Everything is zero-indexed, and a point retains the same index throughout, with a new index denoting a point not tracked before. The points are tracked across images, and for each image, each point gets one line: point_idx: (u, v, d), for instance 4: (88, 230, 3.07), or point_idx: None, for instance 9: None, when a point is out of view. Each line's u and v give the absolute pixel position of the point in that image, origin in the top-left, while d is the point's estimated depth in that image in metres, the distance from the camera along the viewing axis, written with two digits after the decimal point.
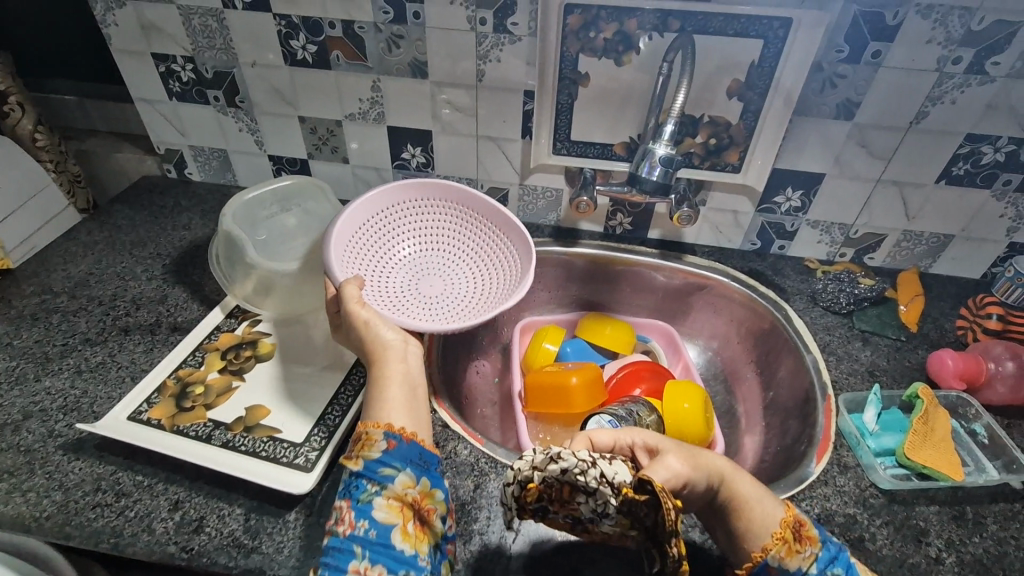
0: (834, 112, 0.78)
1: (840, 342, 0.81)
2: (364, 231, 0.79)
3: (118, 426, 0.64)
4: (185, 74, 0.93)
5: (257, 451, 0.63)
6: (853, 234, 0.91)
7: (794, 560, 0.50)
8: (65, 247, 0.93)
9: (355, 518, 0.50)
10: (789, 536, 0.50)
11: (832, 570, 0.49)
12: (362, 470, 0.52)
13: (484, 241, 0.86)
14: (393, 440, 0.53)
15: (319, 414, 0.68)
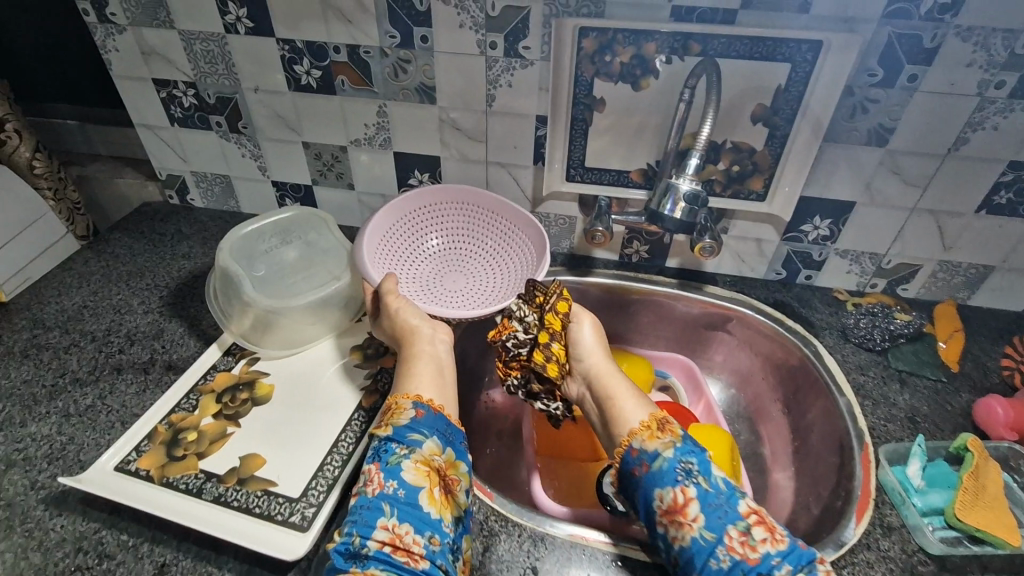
0: (866, 138, 0.73)
1: (876, 383, 0.75)
2: (390, 236, 0.84)
3: (104, 479, 0.61)
4: (186, 99, 0.90)
5: (249, 508, 0.59)
6: (885, 264, 0.85)
7: (653, 443, 0.59)
8: (61, 278, 0.90)
9: (385, 478, 0.54)
10: (655, 426, 0.60)
11: (686, 458, 0.57)
12: (393, 433, 0.57)
13: (502, 239, 0.87)
14: (421, 409, 0.60)
15: (317, 465, 0.63)
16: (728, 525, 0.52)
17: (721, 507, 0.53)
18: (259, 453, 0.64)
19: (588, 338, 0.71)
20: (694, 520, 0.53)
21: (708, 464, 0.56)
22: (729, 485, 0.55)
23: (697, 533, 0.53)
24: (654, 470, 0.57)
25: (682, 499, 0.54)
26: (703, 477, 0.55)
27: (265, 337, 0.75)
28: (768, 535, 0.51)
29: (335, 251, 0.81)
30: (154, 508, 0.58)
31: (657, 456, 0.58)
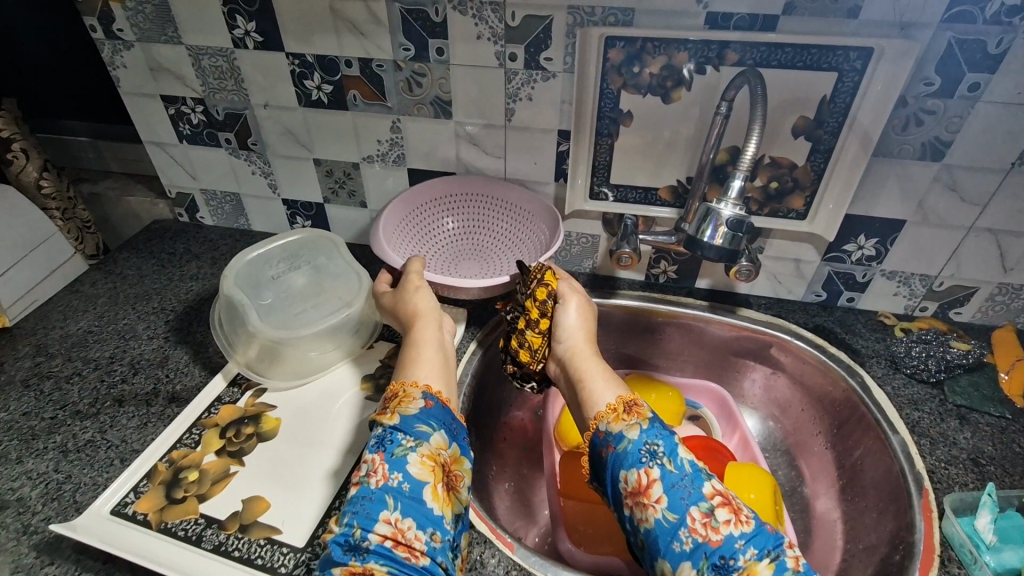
0: (920, 152, 0.67)
1: (933, 420, 0.69)
2: (403, 225, 0.85)
3: (99, 525, 0.57)
4: (195, 116, 0.87)
5: (252, 559, 0.55)
6: (936, 286, 0.79)
7: (618, 426, 0.55)
8: (67, 301, 0.87)
9: (390, 470, 0.51)
10: (622, 408, 0.57)
11: (652, 440, 0.53)
12: (401, 423, 0.54)
13: (513, 224, 0.85)
14: (429, 400, 0.57)
15: (324, 510, 0.59)
16: (690, 506, 0.49)
17: (684, 487, 0.50)
18: (263, 496, 0.60)
19: (568, 320, 0.68)
20: (657, 502, 0.50)
21: (675, 447, 0.53)
22: (695, 466, 0.52)
23: (659, 514, 0.49)
24: (619, 452, 0.53)
25: (645, 480, 0.51)
26: (669, 459, 0.51)
27: (274, 367, 0.72)
28: (733, 516, 0.48)
29: (345, 276, 0.77)
30: (150, 560, 0.54)
31: (622, 438, 0.54)
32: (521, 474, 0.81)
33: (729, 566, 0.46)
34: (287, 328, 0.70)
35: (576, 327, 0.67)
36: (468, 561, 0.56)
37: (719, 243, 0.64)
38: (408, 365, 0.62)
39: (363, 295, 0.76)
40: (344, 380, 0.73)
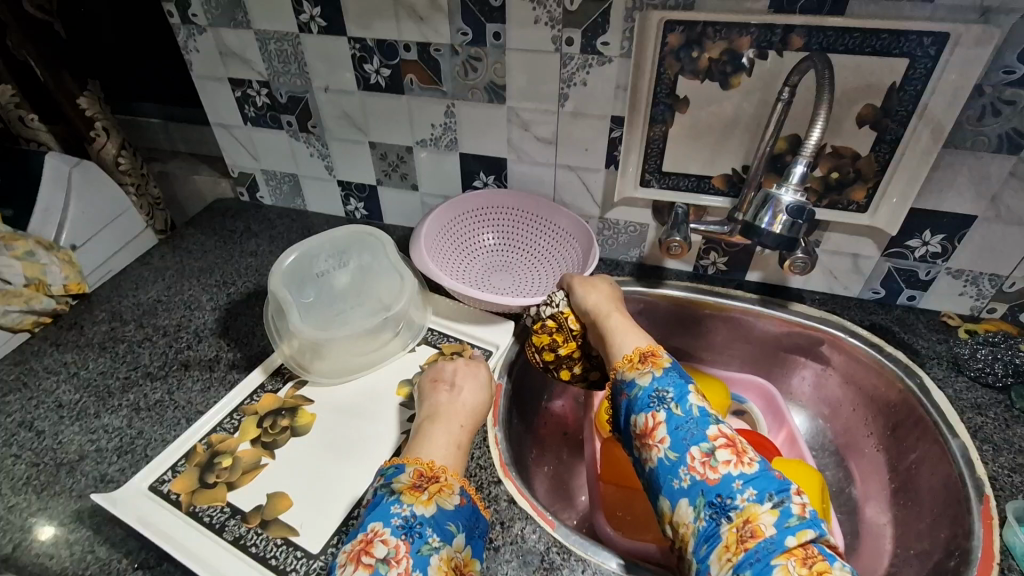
0: (996, 144, 0.63)
1: (997, 426, 0.65)
2: (447, 230, 0.89)
3: (137, 498, 0.60)
4: (259, 99, 0.91)
5: (266, 557, 0.56)
6: (1007, 287, 0.75)
7: (631, 373, 0.58)
8: (138, 271, 0.93)
9: (412, 566, 0.46)
10: (637, 358, 0.59)
11: (663, 386, 0.55)
12: (434, 514, 0.50)
13: (552, 242, 0.88)
14: (464, 497, 0.53)
15: (343, 517, 0.59)
16: (691, 447, 0.50)
17: (688, 430, 0.51)
18: (287, 493, 0.61)
19: (579, 294, 0.70)
20: (661, 442, 0.52)
21: (686, 393, 0.54)
22: (703, 411, 0.53)
23: (663, 455, 0.51)
24: (631, 397, 0.56)
25: (652, 423, 0.53)
26: (677, 404, 0.53)
27: (316, 363, 0.72)
28: (734, 458, 0.49)
29: (387, 277, 0.75)
30: (174, 545, 0.56)
31: (635, 385, 0.57)
32: (560, 459, 0.82)
33: (725, 504, 0.47)
34: (326, 329, 0.70)
35: (583, 304, 0.69)
36: (510, 534, 0.57)
37: (777, 231, 0.62)
38: (422, 443, 0.57)
39: (403, 299, 0.74)
40: (379, 380, 0.73)
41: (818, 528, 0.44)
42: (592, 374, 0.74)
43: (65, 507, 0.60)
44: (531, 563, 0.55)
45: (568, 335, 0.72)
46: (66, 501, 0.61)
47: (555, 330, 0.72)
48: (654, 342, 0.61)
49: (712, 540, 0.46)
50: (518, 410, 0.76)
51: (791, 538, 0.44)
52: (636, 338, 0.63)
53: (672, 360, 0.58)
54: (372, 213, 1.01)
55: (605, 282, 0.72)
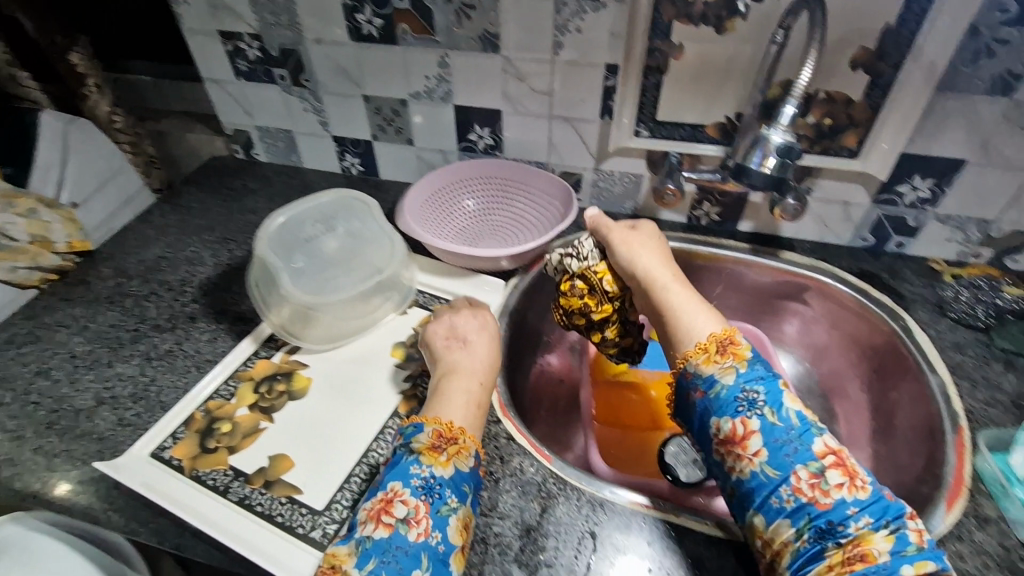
0: (988, 86, 0.64)
1: (976, 363, 0.68)
2: (438, 192, 0.89)
3: (139, 465, 0.61)
4: (251, 52, 0.90)
5: (273, 515, 0.56)
6: (993, 232, 0.76)
7: (709, 368, 0.58)
8: (139, 229, 0.94)
9: (433, 526, 0.50)
10: (714, 348, 0.59)
11: (751, 387, 0.55)
12: (451, 476, 0.53)
13: (539, 212, 0.88)
14: (478, 461, 0.56)
15: (344, 475, 0.59)
16: (796, 464, 0.50)
17: (790, 444, 0.51)
18: (288, 455, 0.61)
19: (636, 256, 0.68)
20: (756, 454, 0.52)
21: (781, 398, 0.54)
22: (805, 421, 0.53)
23: (758, 469, 0.52)
24: (711, 398, 0.56)
25: (742, 431, 0.53)
26: (771, 410, 0.53)
27: (308, 329, 0.71)
28: (847, 479, 0.49)
29: (378, 241, 0.73)
30: (180, 507, 0.57)
31: (714, 383, 0.57)
32: (557, 404, 0.85)
33: (835, 530, 0.47)
34: (317, 295, 0.68)
35: (632, 268, 0.68)
36: (508, 468, 0.61)
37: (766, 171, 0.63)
38: (442, 400, 0.60)
39: (394, 264, 0.73)
40: (374, 344, 0.73)
41: (939, 561, 0.46)
42: (625, 340, 0.76)
43: (87, 449, 0.63)
44: (529, 492, 0.58)
45: (601, 300, 0.72)
46: (88, 443, 0.64)
47: (586, 292, 0.72)
48: (730, 327, 0.60)
49: (815, 562, 0.47)
50: (517, 356, 0.79)
51: (908, 567, 0.45)
52: (705, 312, 0.63)
53: (751, 348, 0.58)
54: (368, 169, 1.01)
55: (648, 237, 0.71)
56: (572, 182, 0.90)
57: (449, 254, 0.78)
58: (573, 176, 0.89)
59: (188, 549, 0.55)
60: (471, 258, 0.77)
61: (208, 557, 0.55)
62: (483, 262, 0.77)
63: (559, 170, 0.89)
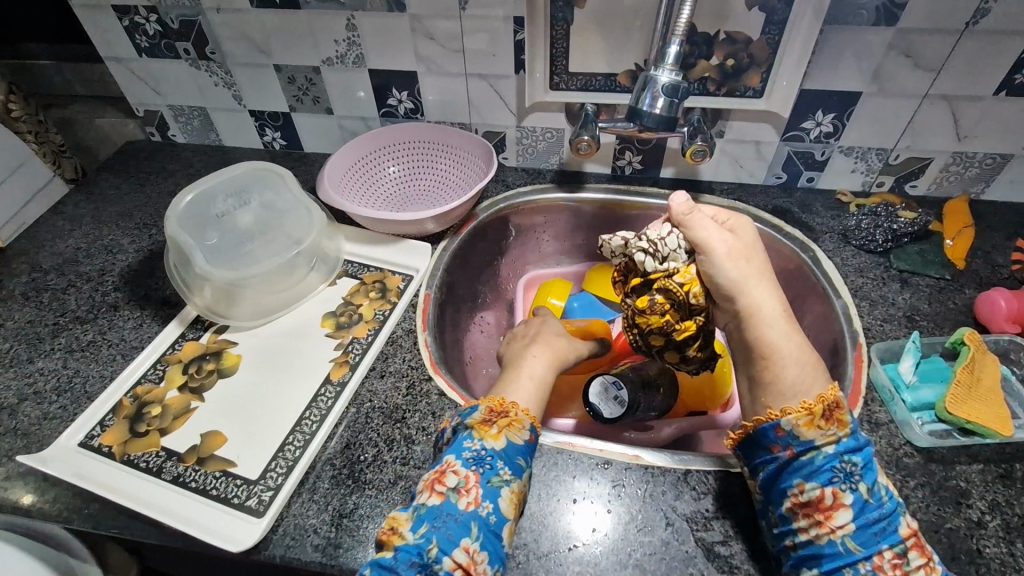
0: (874, 17, 0.66)
1: (876, 285, 0.73)
2: (363, 160, 0.88)
3: (68, 456, 0.60)
4: (150, 26, 0.86)
5: (208, 489, 0.57)
6: (892, 160, 0.80)
7: (810, 432, 0.49)
8: (52, 221, 0.90)
9: (482, 496, 0.49)
10: (820, 412, 0.49)
11: (850, 457, 0.48)
12: (504, 448, 0.52)
13: (466, 172, 0.88)
14: (533, 433, 0.55)
15: (279, 443, 0.60)
16: (882, 544, 0.46)
17: (879, 522, 0.46)
18: (221, 430, 0.61)
19: (724, 264, 0.55)
20: (841, 526, 0.46)
21: (874, 468, 0.48)
22: (893, 500, 0.48)
23: (837, 538, 0.46)
24: (805, 458, 0.49)
25: (831, 501, 0.47)
26: (867, 484, 0.47)
27: (233, 309, 0.71)
28: (924, 562, 0.46)
29: (295, 211, 0.74)
30: (112, 491, 0.57)
31: (810, 448, 0.49)
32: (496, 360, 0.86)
33: None
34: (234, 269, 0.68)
35: (721, 283, 0.55)
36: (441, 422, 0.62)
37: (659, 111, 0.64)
38: (504, 381, 0.60)
39: (312, 233, 0.74)
40: (304, 316, 0.73)
41: None
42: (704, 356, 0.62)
43: (12, 445, 0.62)
44: None
45: (685, 315, 0.58)
46: (12, 440, 0.62)
47: (669, 307, 0.58)
48: (835, 385, 0.51)
49: None
50: (451, 315, 0.80)
51: None
52: (813, 365, 0.53)
53: (854, 415, 0.50)
54: (291, 142, 0.99)
55: (750, 233, 0.58)
56: (496, 141, 0.90)
57: (372, 220, 0.78)
58: (496, 135, 0.89)
59: (124, 530, 0.55)
60: (395, 223, 0.77)
61: (145, 535, 0.55)
62: (407, 225, 0.78)
63: (482, 130, 0.88)
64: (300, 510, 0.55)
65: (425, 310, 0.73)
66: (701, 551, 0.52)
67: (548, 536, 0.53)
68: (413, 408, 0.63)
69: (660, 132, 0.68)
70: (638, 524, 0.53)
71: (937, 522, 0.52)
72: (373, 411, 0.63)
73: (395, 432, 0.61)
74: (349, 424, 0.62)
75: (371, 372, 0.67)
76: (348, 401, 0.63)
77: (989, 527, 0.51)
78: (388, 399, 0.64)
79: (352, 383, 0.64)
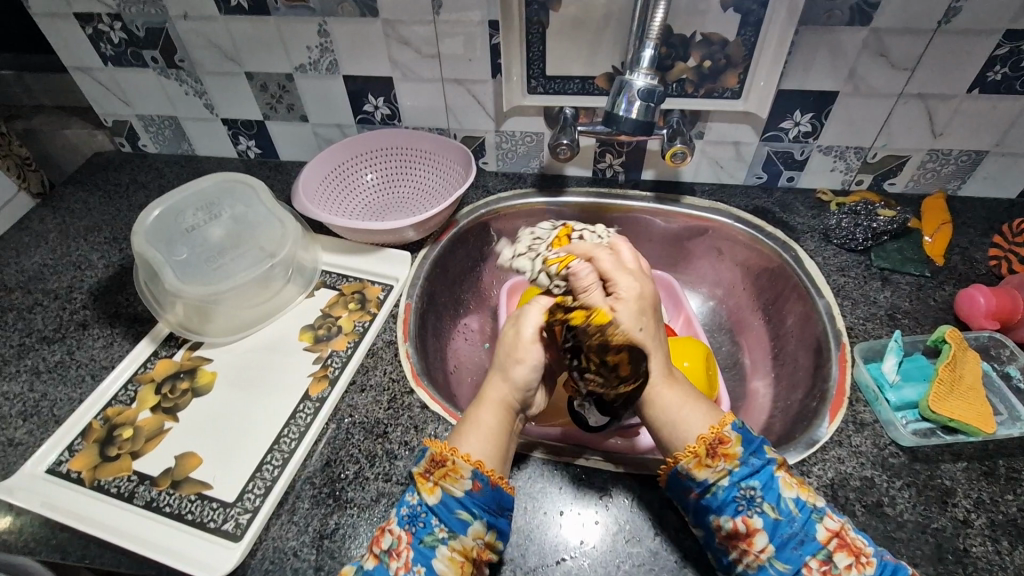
0: (848, 17, 0.66)
1: (857, 283, 0.73)
2: (340, 170, 0.87)
3: (35, 483, 0.58)
4: (114, 35, 0.83)
5: (182, 514, 0.55)
6: (870, 158, 0.81)
7: (701, 473, 0.50)
8: (17, 237, 0.87)
9: (413, 559, 0.47)
10: (705, 450, 0.50)
11: (746, 482, 0.49)
12: (439, 504, 0.49)
13: (446, 178, 0.87)
14: (479, 480, 0.50)
15: (256, 464, 0.58)
16: (806, 556, 0.46)
17: (795, 536, 0.47)
18: (195, 452, 0.59)
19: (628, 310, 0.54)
20: (762, 551, 0.47)
21: (776, 485, 0.49)
22: (802, 510, 0.48)
23: (764, 564, 0.47)
24: (708, 497, 0.49)
25: (744, 531, 0.48)
26: (769, 505, 0.48)
27: (208, 323, 0.70)
28: (853, 560, 0.46)
29: (267, 223, 0.72)
30: (82, 520, 0.55)
31: (709, 485, 0.50)
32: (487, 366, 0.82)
33: None
34: (206, 285, 0.67)
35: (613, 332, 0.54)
36: (424, 435, 0.60)
37: (635, 116, 0.63)
38: (467, 423, 0.54)
39: (287, 245, 0.72)
40: (282, 331, 0.71)
41: None
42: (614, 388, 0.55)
43: None
44: None
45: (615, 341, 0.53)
46: None
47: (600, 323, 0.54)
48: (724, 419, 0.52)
49: None
50: (433, 323, 0.78)
51: None
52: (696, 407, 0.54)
53: (743, 441, 0.51)
54: (266, 151, 0.97)
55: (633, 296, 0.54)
56: (475, 146, 0.89)
57: (345, 230, 0.76)
58: (475, 140, 0.88)
59: (94, 559, 0.53)
60: (371, 233, 0.75)
61: (116, 564, 0.53)
62: (385, 234, 0.76)
63: (460, 135, 0.87)
64: (279, 533, 0.54)
65: (405, 321, 0.72)
66: (689, 559, 0.51)
67: (535, 550, 0.52)
68: (394, 422, 0.61)
69: (639, 137, 0.67)
70: (626, 535, 0.53)
71: (924, 521, 0.52)
72: (353, 427, 0.61)
73: (377, 447, 0.59)
74: (329, 441, 0.60)
75: (351, 386, 0.65)
76: (327, 417, 0.62)
77: (975, 525, 0.51)
78: (368, 413, 0.62)
79: (332, 398, 0.63)
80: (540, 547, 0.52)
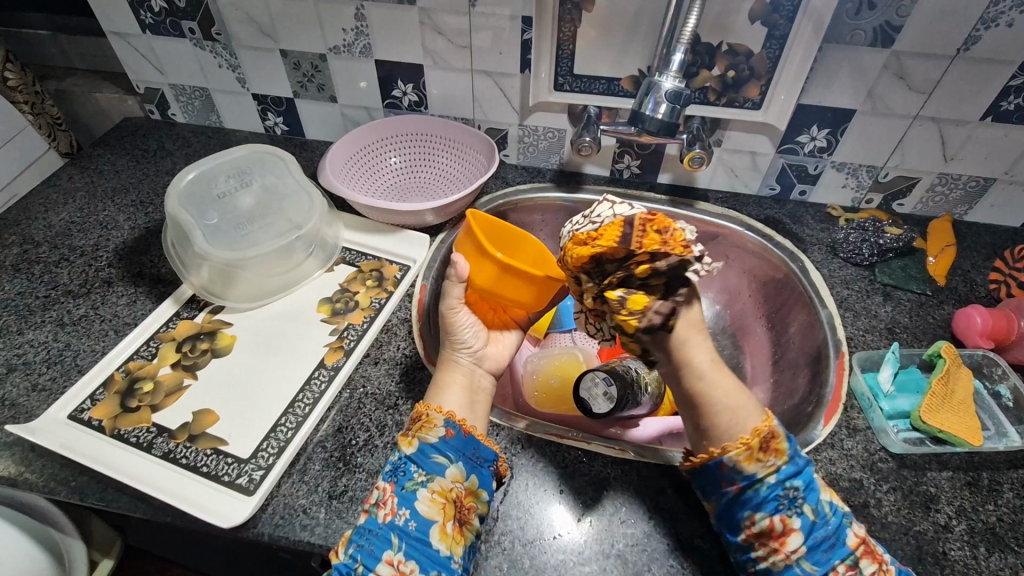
0: (870, 38, 0.68)
1: (859, 296, 0.75)
2: (366, 151, 0.90)
3: (56, 428, 0.60)
4: (155, 3, 0.85)
5: (198, 466, 0.57)
6: (882, 178, 0.83)
7: (751, 465, 0.49)
8: (47, 193, 0.89)
9: (399, 504, 0.50)
10: (758, 443, 0.50)
11: (791, 482, 0.49)
12: (417, 452, 0.53)
13: (470, 167, 0.89)
14: (451, 428, 0.54)
15: (271, 425, 0.60)
16: (834, 560, 0.48)
17: (829, 538, 0.48)
18: (213, 410, 0.62)
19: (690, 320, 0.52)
20: (794, 551, 0.48)
21: (816, 487, 0.50)
22: (837, 513, 0.49)
23: (792, 563, 0.48)
24: (751, 490, 0.49)
25: (781, 528, 0.48)
26: (810, 505, 0.49)
27: (229, 289, 0.72)
28: (876, 566, 0.48)
29: (296, 196, 0.75)
30: (101, 465, 0.57)
31: (756, 480, 0.49)
32: None
33: None
34: (232, 250, 0.69)
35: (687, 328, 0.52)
36: None
37: (661, 117, 0.65)
38: (435, 385, 0.59)
39: (313, 219, 0.74)
40: (301, 302, 0.73)
41: None
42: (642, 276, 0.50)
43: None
44: None
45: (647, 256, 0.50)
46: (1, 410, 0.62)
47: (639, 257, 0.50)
48: (768, 416, 0.51)
49: None
50: None
51: None
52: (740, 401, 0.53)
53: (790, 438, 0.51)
54: (293, 128, 0.99)
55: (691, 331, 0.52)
56: (497, 138, 0.91)
57: (368, 209, 0.78)
58: (498, 132, 0.90)
59: (113, 502, 0.56)
60: (392, 213, 0.77)
61: (133, 509, 0.55)
62: (404, 216, 0.78)
63: (485, 126, 0.90)
64: (290, 490, 0.56)
65: (420, 301, 0.74)
66: (681, 543, 0.53)
67: (534, 524, 0.54)
68: (405, 396, 0.64)
69: (662, 138, 0.70)
70: (621, 517, 0.55)
71: (908, 523, 0.54)
72: (366, 397, 0.63)
73: (387, 418, 0.62)
74: (341, 408, 0.62)
75: (364, 359, 0.67)
76: (342, 386, 0.64)
77: (955, 530, 0.54)
78: (381, 385, 0.65)
79: (346, 369, 0.65)
80: (540, 521, 0.54)
